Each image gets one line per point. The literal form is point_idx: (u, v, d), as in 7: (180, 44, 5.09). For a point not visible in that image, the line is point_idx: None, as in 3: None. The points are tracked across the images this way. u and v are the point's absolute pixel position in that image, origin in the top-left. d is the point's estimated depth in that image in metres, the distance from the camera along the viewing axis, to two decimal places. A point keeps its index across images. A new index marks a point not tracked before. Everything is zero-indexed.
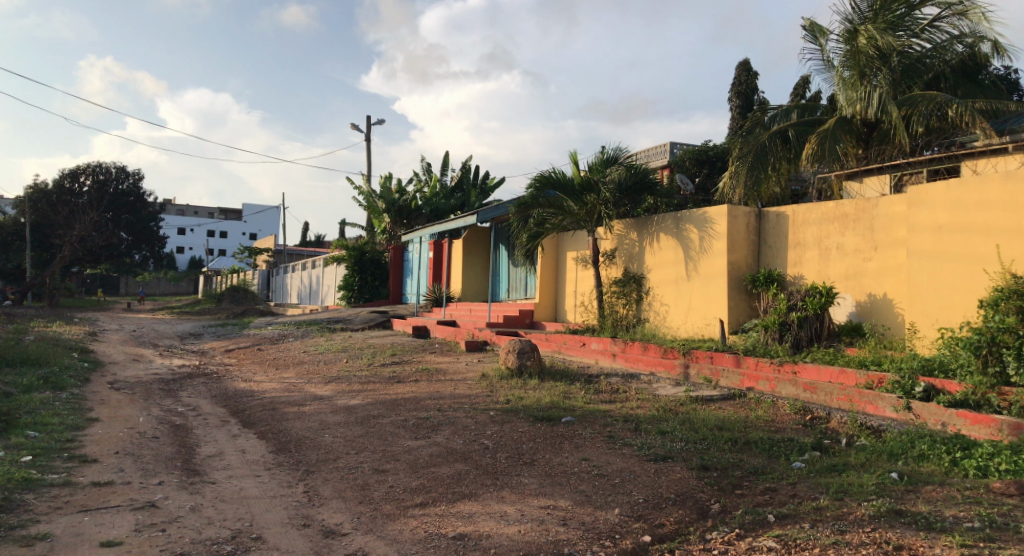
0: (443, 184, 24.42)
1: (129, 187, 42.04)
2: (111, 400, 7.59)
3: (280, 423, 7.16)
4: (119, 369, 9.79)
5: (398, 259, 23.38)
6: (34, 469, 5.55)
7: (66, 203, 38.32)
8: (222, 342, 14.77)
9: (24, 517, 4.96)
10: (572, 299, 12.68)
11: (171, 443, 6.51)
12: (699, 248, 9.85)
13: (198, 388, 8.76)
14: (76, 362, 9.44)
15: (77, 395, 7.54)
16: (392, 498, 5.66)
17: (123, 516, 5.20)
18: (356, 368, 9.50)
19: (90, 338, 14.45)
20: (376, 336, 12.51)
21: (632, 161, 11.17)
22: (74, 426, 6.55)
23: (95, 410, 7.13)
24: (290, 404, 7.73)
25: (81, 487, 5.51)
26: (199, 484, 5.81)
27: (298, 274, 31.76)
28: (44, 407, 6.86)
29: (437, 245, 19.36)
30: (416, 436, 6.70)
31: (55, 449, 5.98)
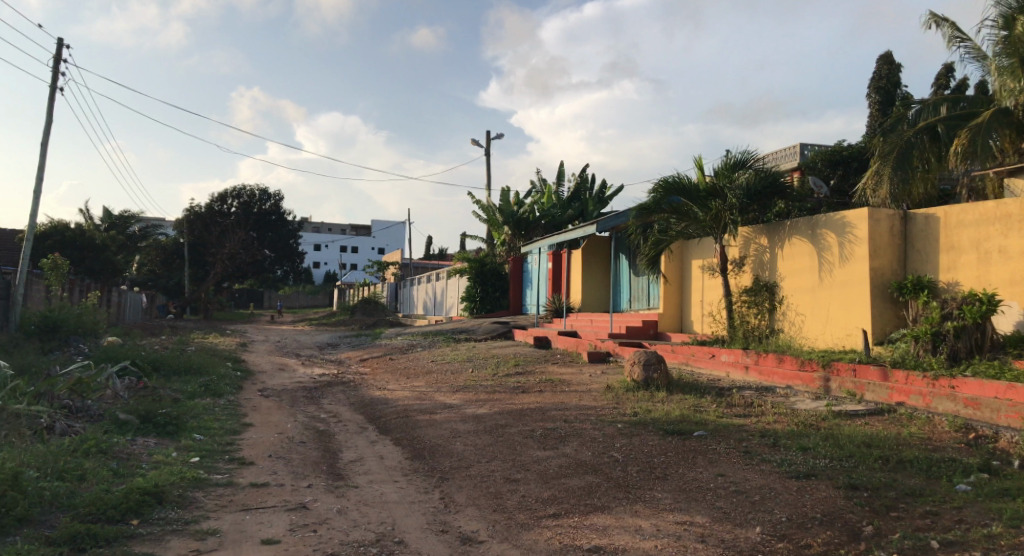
0: (561, 195, 24.39)
1: (272, 207, 44.73)
2: (262, 408, 8.12)
3: (413, 431, 7.40)
4: (268, 378, 10.53)
5: (517, 271, 23.74)
6: (202, 470, 6.07)
7: (217, 224, 42.26)
8: (356, 352, 15.63)
9: (197, 514, 5.52)
10: (699, 309, 12.43)
11: (317, 448, 6.89)
12: (838, 254, 9.35)
13: (337, 396, 9.26)
14: (235, 372, 10.30)
15: (232, 403, 8.12)
16: (525, 507, 5.73)
17: (280, 516, 5.59)
18: (482, 378, 9.72)
19: (243, 348, 15.77)
20: (499, 346, 12.79)
21: (760, 166, 10.71)
22: (232, 430, 7.08)
23: (249, 416, 7.68)
24: (422, 412, 7.99)
25: (242, 487, 5.97)
26: (344, 487, 6.12)
27: (423, 288, 33.15)
28: (207, 413, 7.46)
29: (556, 257, 19.63)
30: (545, 447, 6.74)
31: (218, 451, 6.50)
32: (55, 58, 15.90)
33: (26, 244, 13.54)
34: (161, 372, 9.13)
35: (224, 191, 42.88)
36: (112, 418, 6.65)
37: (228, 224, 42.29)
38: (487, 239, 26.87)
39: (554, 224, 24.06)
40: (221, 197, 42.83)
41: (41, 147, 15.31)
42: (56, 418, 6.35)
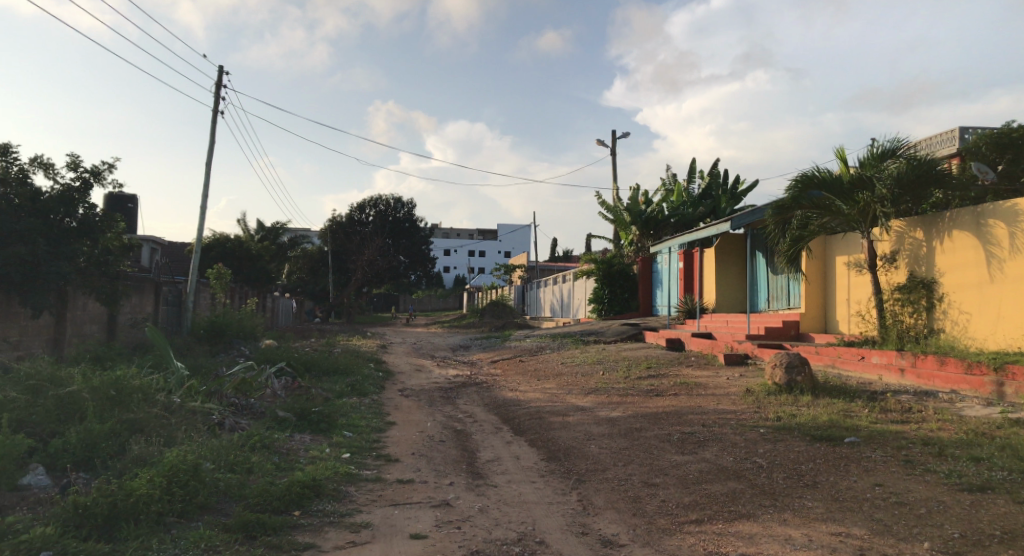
0: (691, 192, 23.81)
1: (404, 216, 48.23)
2: (403, 407, 8.50)
3: (547, 432, 7.48)
4: (407, 378, 11.07)
5: (647, 271, 23.87)
6: (352, 465, 6.44)
7: (357, 233, 46.51)
8: (486, 353, 16.12)
9: (350, 507, 5.85)
10: (844, 308, 11.79)
11: (456, 447, 7.11)
12: (1009, 246, 8.52)
13: (471, 397, 9.54)
14: (377, 372, 10.88)
15: (375, 402, 8.56)
16: (665, 512, 5.62)
17: (425, 512, 5.81)
18: (614, 380, 9.69)
19: (384, 350, 16.73)
20: (629, 348, 12.72)
21: (912, 152, 9.97)
22: (378, 428, 7.47)
23: (392, 415, 8.06)
24: (555, 414, 8.07)
25: (389, 483, 6.26)
26: (484, 486, 6.26)
27: (549, 290, 33.54)
28: (354, 411, 7.91)
29: (688, 256, 19.52)
30: (683, 452, 6.60)
31: (366, 448, 6.86)
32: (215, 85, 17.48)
33: (196, 255, 14.99)
34: (312, 371, 9.82)
35: (363, 202, 46.98)
36: (272, 415, 7.22)
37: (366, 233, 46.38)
38: (614, 239, 26.94)
39: (685, 222, 23.39)
40: (359, 207, 47.11)
41: (205, 168, 16.89)
42: (226, 415, 6.99)
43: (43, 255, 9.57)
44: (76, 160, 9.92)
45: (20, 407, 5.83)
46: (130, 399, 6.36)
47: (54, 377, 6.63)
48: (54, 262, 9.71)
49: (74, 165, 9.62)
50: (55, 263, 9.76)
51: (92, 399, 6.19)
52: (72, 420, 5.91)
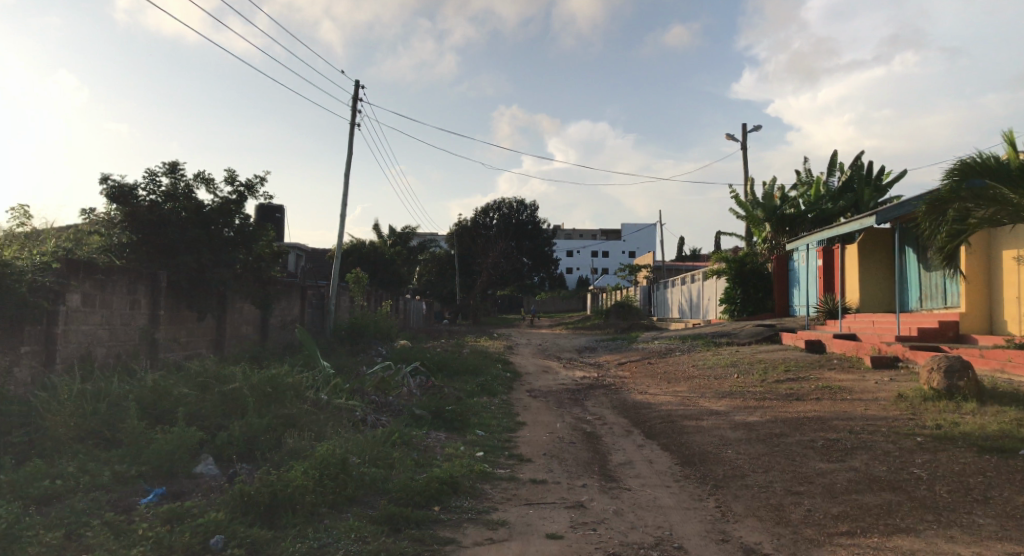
0: (831, 185, 22.54)
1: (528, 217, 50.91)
2: (533, 408, 8.69)
3: (681, 436, 7.34)
4: (535, 379, 11.31)
5: (783, 269, 22.85)
6: (487, 464, 6.60)
7: (480, 237, 49.08)
8: (614, 355, 16.25)
9: (487, 504, 5.98)
10: (1016, 306, 10.77)
11: (587, 449, 7.12)
12: None
13: (600, 399, 9.56)
14: (505, 373, 11.18)
15: (505, 403, 8.78)
16: (813, 522, 5.32)
17: (560, 512, 5.84)
18: (749, 384, 9.43)
19: (512, 351, 17.23)
20: (764, 350, 12.29)
21: None
22: (510, 428, 7.64)
23: (522, 415, 8.22)
24: (688, 418, 7.92)
25: (523, 482, 6.35)
26: (617, 489, 6.22)
27: (677, 291, 33.13)
28: (486, 411, 8.14)
29: (827, 252, 18.62)
30: (829, 459, 6.27)
31: (499, 447, 7.02)
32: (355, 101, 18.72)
33: (337, 261, 16.09)
34: (446, 371, 10.22)
35: (488, 205, 49.58)
36: (410, 413, 7.56)
37: (489, 236, 49.13)
38: (748, 236, 26.27)
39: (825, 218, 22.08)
40: (483, 211, 49.70)
41: (347, 180, 18.18)
42: (368, 412, 7.38)
43: (207, 262, 10.49)
44: (232, 174, 10.54)
45: (193, 402, 6.48)
46: (284, 396, 6.87)
47: (220, 375, 7.33)
48: (216, 269, 10.62)
49: (232, 181, 10.16)
50: (216, 269, 10.61)
51: (252, 395, 6.74)
52: (235, 414, 6.47)
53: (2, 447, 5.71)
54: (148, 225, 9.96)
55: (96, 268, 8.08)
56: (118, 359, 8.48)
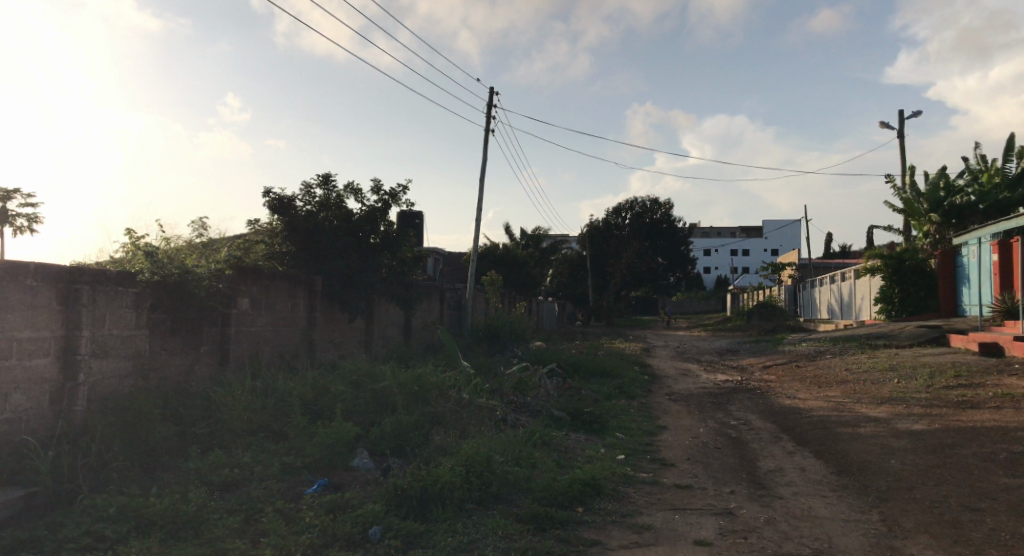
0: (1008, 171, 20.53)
1: (661, 216, 48.97)
2: (673, 412, 8.68)
3: (836, 444, 6.96)
4: (674, 383, 11.31)
5: (949, 265, 21.06)
6: (629, 467, 6.57)
7: (615, 237, 49.44)
8: (759, 357, 15.82)
9: (630, 508, 5.92)
10: None
11: (733, 455, 6.92)
12: None
13: (745, 404, 9.29)
14: (636, 376, 11.25)
15: (644, 407, 8.79)
16: (998, 542, 4.76)
17: (708, 519, 5.65)
18: (912, 390, 8.83)
19: (648, 355, 17.15)
20: (927, 354, 11.35)
21: None
22: (651, 432, 7.63)
23: (662, 419, 8.23)
24: (843, 425, 7.53)
25: (667, 487, 6.25)
26: (768, 497, 5.94)
27: (824, 290, 31.55)
28: (626, 415, 8.22)
29: (1003, 245, 16.94)
30: (1014, 474, 5.68)
31: (641, 450, 7.00)
32: (490, 110, 19.41)
33: (473, 266, 16.83)
34: (584, 380, 10.42)
35: (619, 205, 49.50)
36: (550, 414, 7.75)
37: (624, 237, 49.14)
38: (907, 229, 24.48)
39: (1000, 207, 20.52)
40: (616, 210, 49.62)
41: (482, 186, 18.94)
42: (508, 411, 7.59)
43: (357, 268, 11.18)
44: (377, 185, 10.76)
45: (349, 399, 6.97)
46: (429, 394, 7.18)
47: (372, 374, 7.85)
48: (365, 274, 11.35)
49: (378, 190, 10.50)
50: (364, 274, 11.31)
51: (400, 393, 7.09)
52: (386, 412, 6.85)
53: (192, 438, 6.45)
54: (304, 232, 10.75)
55: (262, 274, 9.12)
56: (283, 362, 9.44)
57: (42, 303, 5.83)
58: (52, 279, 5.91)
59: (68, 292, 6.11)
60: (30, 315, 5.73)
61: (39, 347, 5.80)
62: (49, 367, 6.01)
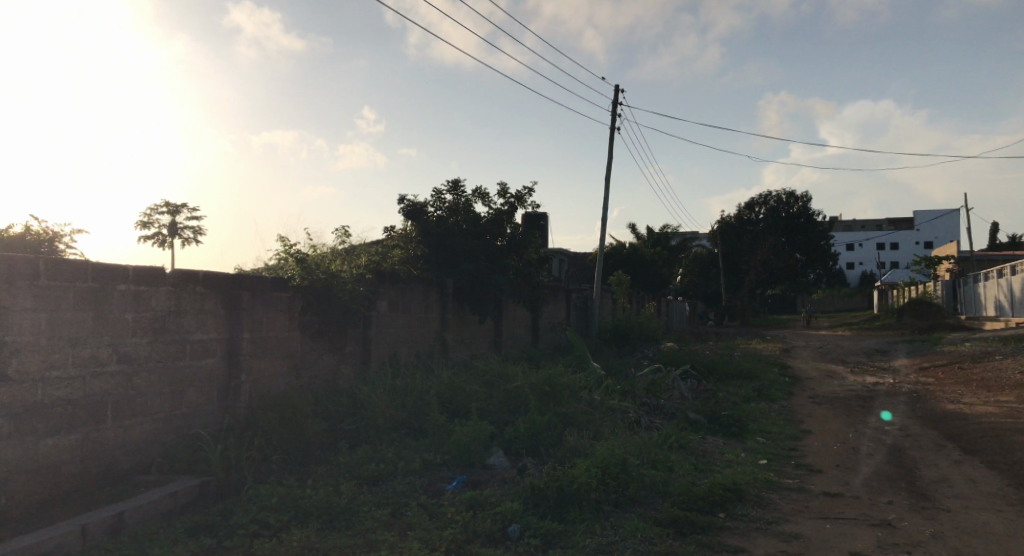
0: None
1: (800, 209, 46.47)
2: (818, 416, 8.37)
3: (1011, 454, 6.38)
4: (817, 386, 10.93)
5: None
6: (773, 473, 6.33)
7: (747, 233, 47.24)
8: (914, 358, 14.80)
9: (776, 515, 5.65)
10: None
11: (889, 462, 6.50)
12: None
13: (900, 408, 8.74)
14: (768, 379, 10.91)
15: (785, 411, 8.56)
16: None
17: (864, 530, 5.28)
18: None
19: (785, 357, 16.41)
20: None
21: None
22: (794, 436, 7.36)
23: (806, 423, 7.96)
24: (1018, 433, 6.90)
25: (816, 494, 5.94)
26: (932, 509, 5.49)
27: (989, 286, 29.15)
28: (766, 418, 8.01)
29: None
30: None
31: (784, 456, 6.75)
32: (614, 112, 19.48)
33: (597, 269, 17.12)
34: (718, 385, 10.23)
35: (753, 200, 47.21)
36: (685, 416, 7.77)
37: (757, 232, 46.84)
38: None
39: None
40: (749, 205, 47.43)
41: (607, 188, 19.11)
42: (641, 414, 7.64)
43: (484, 269, 11.60)
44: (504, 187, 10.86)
45: (483, 398, 7.20)
46: (561, 394, 7.25)
47: (504, 374, 8.07)
48: (493, 275, 11.76)
49: (505, 192, 10.67)
50: (492, 275, 11.82)
51: (533, 393, 7.23)
52: (519, 411, 6.98)
53: (340, 433, 6.91)
54: (435, 237, 11.25)
55: (398, 277, 9.75)
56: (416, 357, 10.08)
57: (209, 308, 6.82)
58: (217, 286, 6.90)
59: (231, 297, 7.10)
60: (199, 319, 6.75)
61: (208, 348, 6.82)
62: (218, 365, 6.99)
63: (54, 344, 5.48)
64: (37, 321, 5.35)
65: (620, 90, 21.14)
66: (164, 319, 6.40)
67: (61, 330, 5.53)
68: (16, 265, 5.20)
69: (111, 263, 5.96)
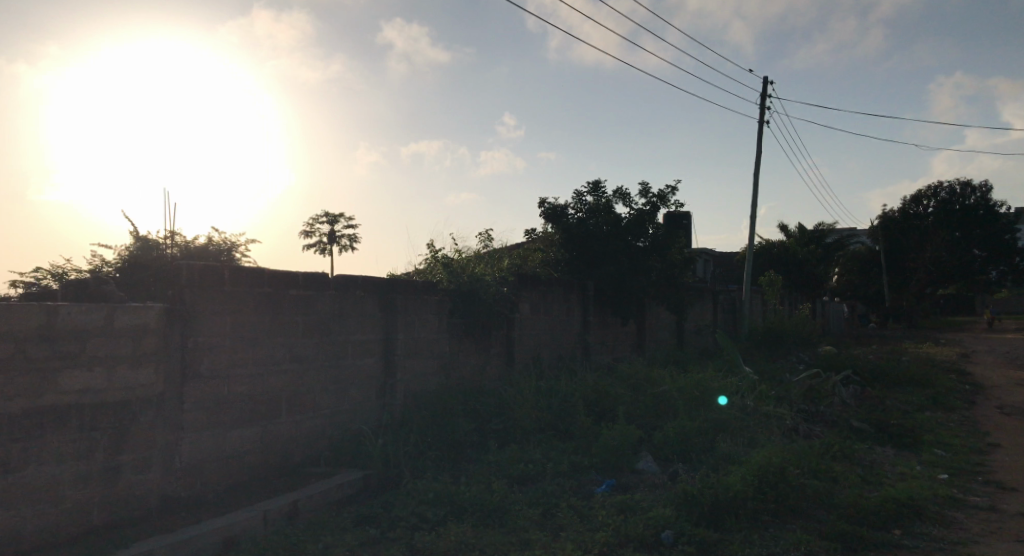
0: None
1: (978, 200, 42.58)
2: (1008, 428, 7.69)
3: None
4: (1005, 393, 10.08)
5: None
6: (956, 489, 5.83)
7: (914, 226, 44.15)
8: None
9: (963, 535, 5.15)
10: None
11: None
12: None
13: None
14: (941, 388, 10.03)
15: (967, 422, 7.94)
16: None
17: None
18: None
19: (965, 362, 15.14)
20: None
21: None
22: (978, 450, 6.79)
23: (993, 436, 7.33)
24: None
25: (1010, 515, 5.38)
26: None
27: None
28: (945, 430, 7.49)
29: None
30: None
31: (969, 471, 6.20)
32: (761, 107, 18.98)
33: (749, 270, 16.75)
34: (884, 393, 9.55)
35: (920, 192, 44.37)
36: (850, 425, 7.49)
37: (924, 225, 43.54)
38: None
39: None
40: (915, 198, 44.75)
41: (755, 184, 18.58)
42: (798, 421, 7.36)
43: (627, 272, 11.93)
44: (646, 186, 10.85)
45: (630, 402, 7.25)
46: (711, 400, 7.13)
47: (651, 379, 8.05)
48: (635, 278, 11.96)
49: (649, 194, 10.50)
50: (635, 276, 12.09)
51: (683, 399, 7.16)
52: (668, 416, 6.93)
53: (490, 432, 7.16)
54: (576, 238, 11.94)
55: (539, 281, 10.16)
56: (552, 360, 10.39)
57: (369, 312, 7.39)
58: (375, 291, 7.47)
59: (387, 301, 7.64)
60: (360, 321, 7.31)
61: (367, 349, 7.35)
62: (376, 365, 7.52)
63: (238, 344, 6.12)
64: (225, 322, 6.01)
65: (770, 83, 20.28)
66: (329, 322, 6.98)
67: (245, 332, 6.17)
68: (209, 273, 5.86)
69: (286, 271, 6.55)
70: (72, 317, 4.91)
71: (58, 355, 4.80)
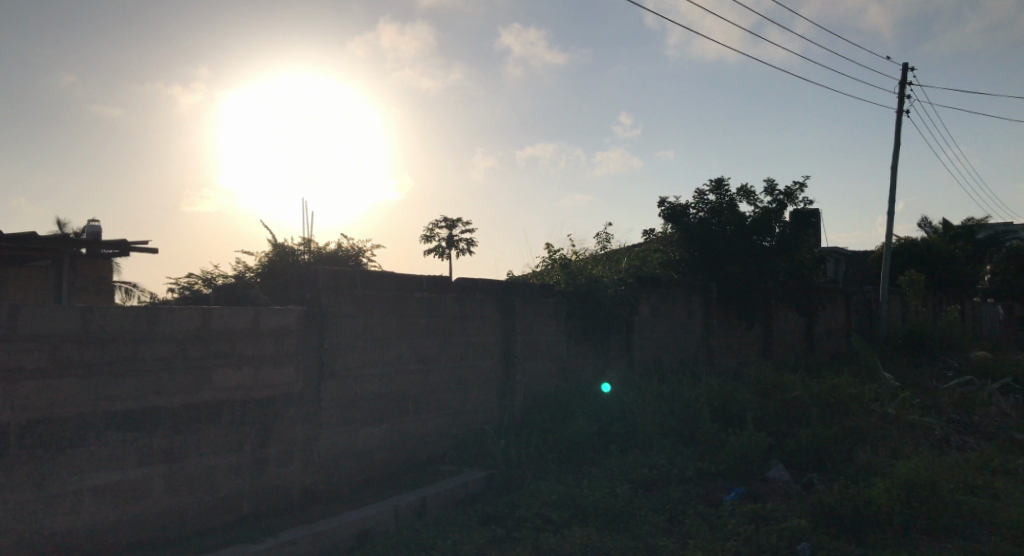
0: None
1: None
2: None
3: None
4: None
5: None
6: None
7: None
8: None
9: None
10: None
11: None
12: None
13: None
14: None
15: None
16: None
17: None
18: None
19: None
20: None
21: None
22: None
23: None
24: None
25: None
26: None
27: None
28: None
29: None
30: None
31: None
32: (897, 95, 17.87)
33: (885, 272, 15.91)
34: None
35: None
36: (1008, 438, 6.94)
37: None
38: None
39: None
40: None
41: (892, 178, 17.51)
42: (947, 434, 6.89)
43: (752, 274, 11.96)
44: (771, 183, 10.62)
45: (758, 408, 7.03)
46: (847, 408, 6.79)
47: (780, 384, 7.75)
48: (760, 280, 12.00)
49: (775, 191, 10.56)
50: (759, 278, 12.15)
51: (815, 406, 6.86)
52: (799, 424, 6.67)
53: (611, 436, 7.15)
54: (696, 239, 12.10)
55: (660, 282, 10.16)
56: (667, 362, 10.27)
57: (488, 314, 7.55)
58: (494, 294, 7.62)
59: (505, 303, 7.79)
60: (480, 323, 7.48)
61: (487, 350, 7.51)
62: (496, 367, 7.67)
63: (367, 346, 6.39)
64: (357, 323, 6.29)
65: (912, 67, 18.68)
66: (451, 323, 7.18)
67: (374, 334, 6.44)
68: (341, 277, 6.14)
69: (410, 274, 6.79)
70: (222, 319, 5.29)
71: (212, 354, 5.20)
